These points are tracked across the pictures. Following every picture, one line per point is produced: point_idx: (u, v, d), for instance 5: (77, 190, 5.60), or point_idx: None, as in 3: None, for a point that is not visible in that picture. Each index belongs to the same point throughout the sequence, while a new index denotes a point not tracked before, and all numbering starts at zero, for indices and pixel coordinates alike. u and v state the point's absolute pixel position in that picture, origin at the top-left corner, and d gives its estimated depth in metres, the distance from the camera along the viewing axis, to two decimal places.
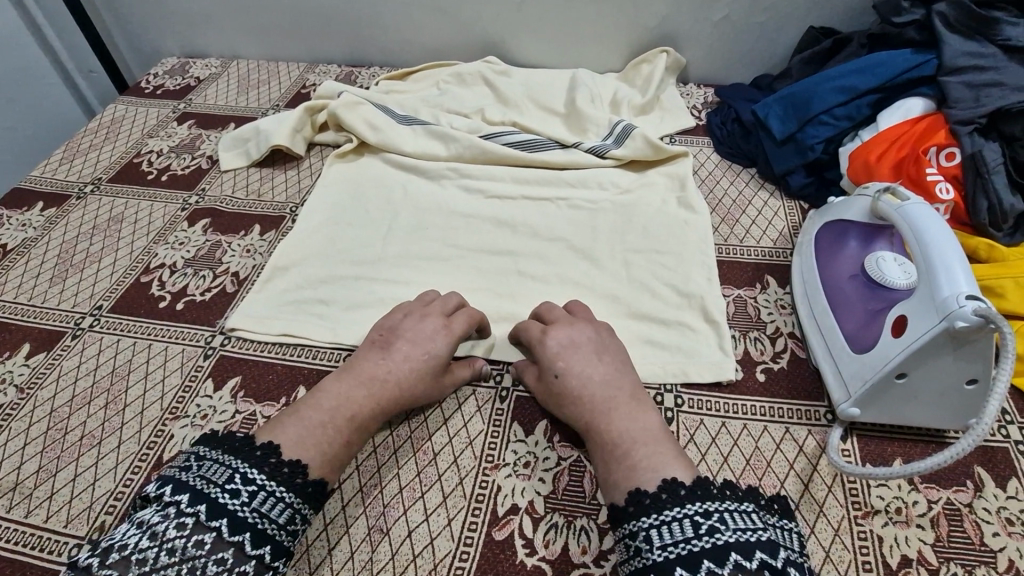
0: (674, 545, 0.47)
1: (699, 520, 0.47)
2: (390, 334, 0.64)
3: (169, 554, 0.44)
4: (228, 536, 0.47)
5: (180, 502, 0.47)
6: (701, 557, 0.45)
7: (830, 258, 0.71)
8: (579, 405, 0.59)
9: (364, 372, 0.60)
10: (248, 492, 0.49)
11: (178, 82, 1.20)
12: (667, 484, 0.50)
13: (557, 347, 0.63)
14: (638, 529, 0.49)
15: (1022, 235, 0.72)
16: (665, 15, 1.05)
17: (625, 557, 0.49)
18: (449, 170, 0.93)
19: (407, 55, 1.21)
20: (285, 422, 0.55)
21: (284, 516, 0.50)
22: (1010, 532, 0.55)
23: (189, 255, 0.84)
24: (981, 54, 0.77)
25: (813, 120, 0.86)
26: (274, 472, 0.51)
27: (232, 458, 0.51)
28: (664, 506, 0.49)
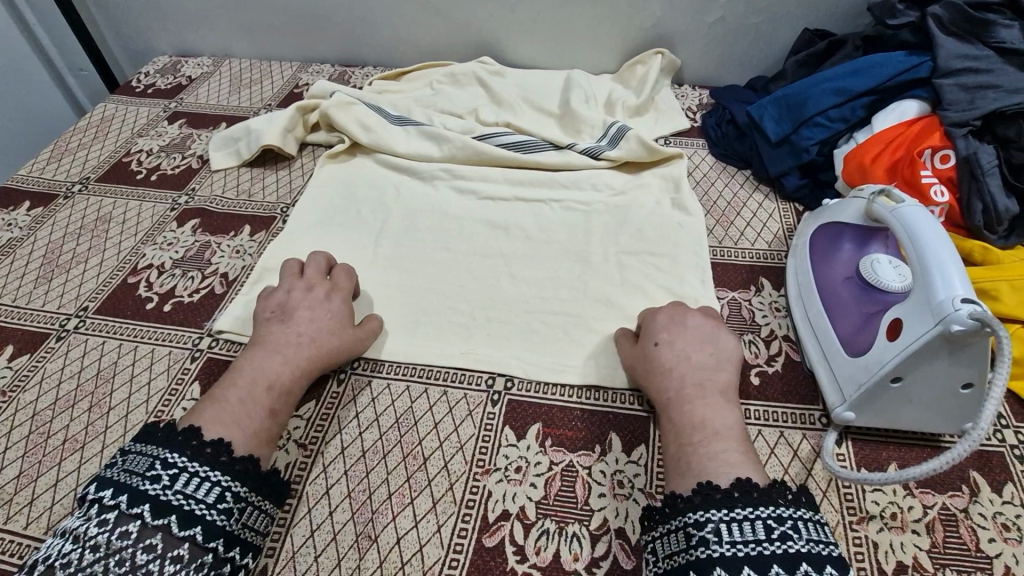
0: (741, 544, 0.45)
1: (771, 524, 0.46)
2: (281, 307, 0.67)
3: (93, 550, 0.45)
4: (153, 522, 0.47)
5: (101, 498, 0.48)
6: (771, 560, 0.44)
7: (824, 261, 0.70)
8: (665, 376, 0.60)
9: (274, 339, 0.64)
10: (169, 476, 0.50)
11: (170, 81, 1.18)
12: (741, 483, 0.49)
13: (664, 322, 0.66)
14: (704, 521, 0.47)
15: (1016, 238, 0.71)
16: (660, 16, 1.05)
17: (679, 547, 0.48)
18: (442, 171, 0.92)
19: (402, 54, 1.20)
20: (206, 409, 0.57)
21: (213, 495, 0.50)
22: (1006, 537, 0.55)
23: (177, 255, 0.83)
24: (976, 56, 0.76)
25: (808, 122, 0.85)
26: (197, 453, 0.52)
27: (151, 447, 0.52)
28: (735, 504, 0.48)
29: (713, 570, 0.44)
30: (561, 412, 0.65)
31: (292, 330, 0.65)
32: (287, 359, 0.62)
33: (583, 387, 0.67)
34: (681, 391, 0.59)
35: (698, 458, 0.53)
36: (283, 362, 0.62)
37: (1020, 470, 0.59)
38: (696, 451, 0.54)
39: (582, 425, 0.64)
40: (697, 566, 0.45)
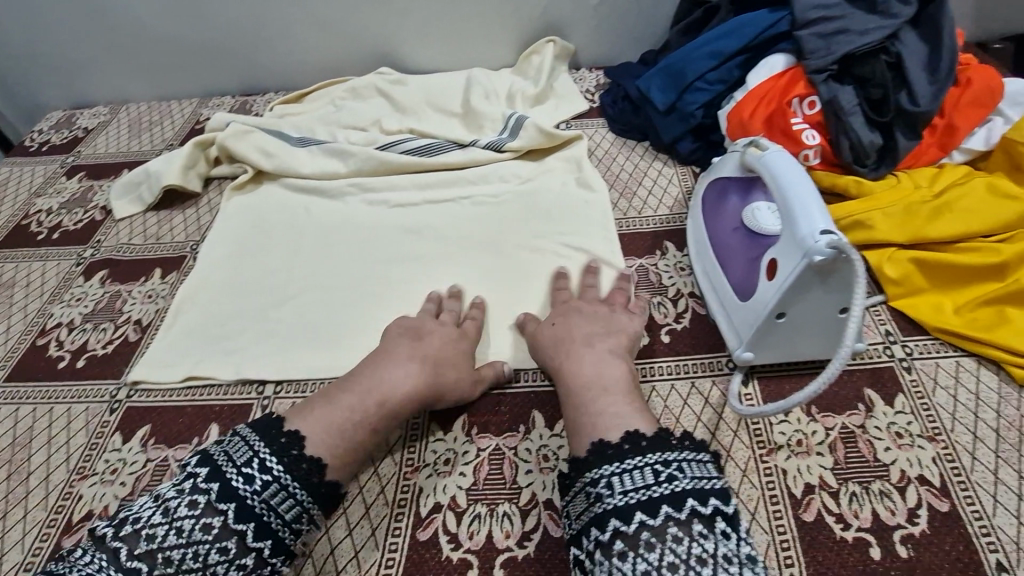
0: (633, 491, 0.49)
1: (657, 469, 0.50)
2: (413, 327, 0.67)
3: (177, 533, 0.48)
4: (233, 524, 0.49)
5: (199, 476, 0.51)
6: (660, 503, 0.48)
7: (716, 216, 0.73)
8: (553, 348, 0.65)
9: (402, 351, 0.62)
10: (262, 482, 0.51)
11: (65, 135, 1.15)
12: (630, 436, 0.52)
13: (562, 309, 0.70)
14: (600, 477, 0.50)
15: (885, 168, 0.78)
16: (545, 5, 1.08)
17: (583, 506, 0.51)
18: (351, 186, 0.93)
19: (302, 75, 1.20)
20: (315, 410, 0.57)
21: (292, 512, 0.51)
22: (901, 444, 0.59)
23: (87, 309, 0.81)
24: (829, 4, 0.81)
25: (690, 87, 0.89)
26: (293, 466, 0.52)
27: (255, 440, 0.53)
28: (625, 457, 0.51)
29: (609, 522, 0.48)
30: (485, 400, 0.66)
31: (420, 349, 0.63)
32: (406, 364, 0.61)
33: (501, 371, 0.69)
34: (565, 360, 0.62)
35: (590, 416, 0.56)
36: (404, 374, 0.60)
37: (908, 380, 0.64)
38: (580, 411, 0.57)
39: (506, 408, 0.66)
40: (597, 520, 0.48)
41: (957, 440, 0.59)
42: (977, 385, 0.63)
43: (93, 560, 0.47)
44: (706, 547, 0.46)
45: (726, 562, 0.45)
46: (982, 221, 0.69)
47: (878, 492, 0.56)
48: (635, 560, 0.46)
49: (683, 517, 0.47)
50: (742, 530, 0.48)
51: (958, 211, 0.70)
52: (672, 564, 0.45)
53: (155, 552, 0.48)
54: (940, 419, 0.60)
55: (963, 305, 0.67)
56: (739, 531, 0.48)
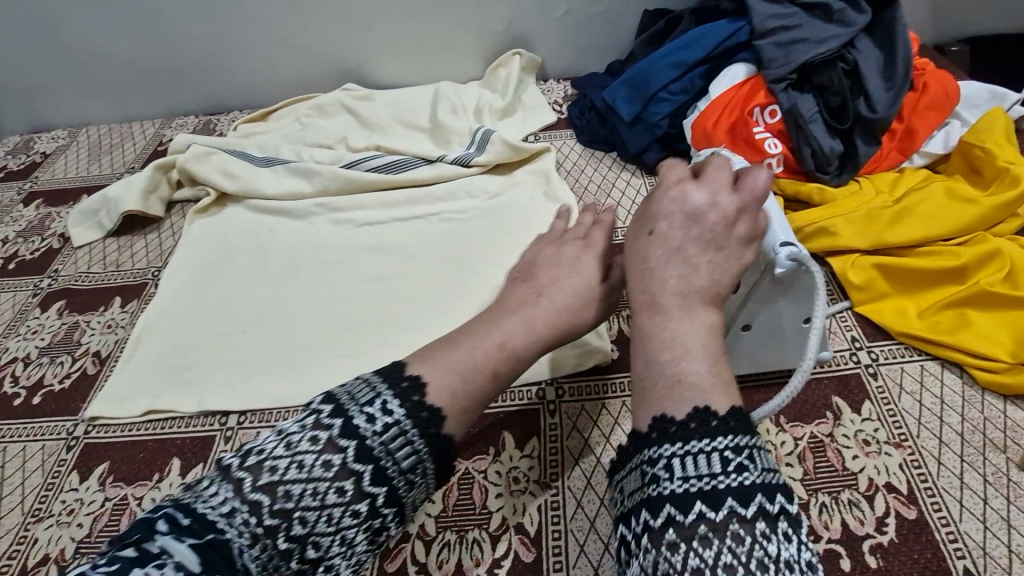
0: (695, 478, 0.41)
1: (728, 455, 0.41)
2: (529, 268, 0.63)
3: (298, 468, 0.42)
4: (352, 464, 0.43)
5: (321, 412, 0.45)
6: (725, 494, 0.40)
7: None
8: (648, 271, 0.54)
9: (512, 300, 0.58)
10: (384, 424, 0.45)
11: (23, 161, 1.12)
12: (699, 413, 0.44)
13: (671, 204, 0.56)
14: (659, 456, 0.43)
15: (847, 173, 0.78)
16: (510, 18, 1.08)
17: (636, 484, 0.44)
18: (317, 206, 0.91)
19: (266, 93, 1.18)
20: (438, 354, 0.51)
21: (409, 461, 0.45)
22: (868, 451, 0.59)
23: (43, 342, 0.78)
24: (786, 14, 0.82)
25: (654, 98, 0.89)
26: (412, 411, 0.46)
27: (376, 379, 0.47)
28: (691, 436, 0.43)
29: (662, 508, 0.41)
30: None
31: (535, 286, 0.60)
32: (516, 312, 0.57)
33: None
34: (658, 296, 0.52)
35: (665, 380, 0.47)
36: (521, 321, 0.56)
37: (874, 386, 0.64)
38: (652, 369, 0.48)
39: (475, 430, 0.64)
40: (648, 503, 0.41)
41: (924, 445, 0.59)
42: (942, 388, 0.63)
43: (219, 491, 0.42)
44: (769, 551, 0.38)
45: (789, 569, 0.38)
46: (942, 225, 0.70)
47: (847, 501, 0.56)
48: (686, 554, 0.39)
49: (749, 515, 0.39)
50: (806, 534, 0.40)
51: (918, 215, 0.71)
52: (730, 567, 0.38)
53: (277, 485, 0.42)
54: (906, 424, 0.61)
55: (926, 309, 0.67)
56: (803, 536, 0.40)
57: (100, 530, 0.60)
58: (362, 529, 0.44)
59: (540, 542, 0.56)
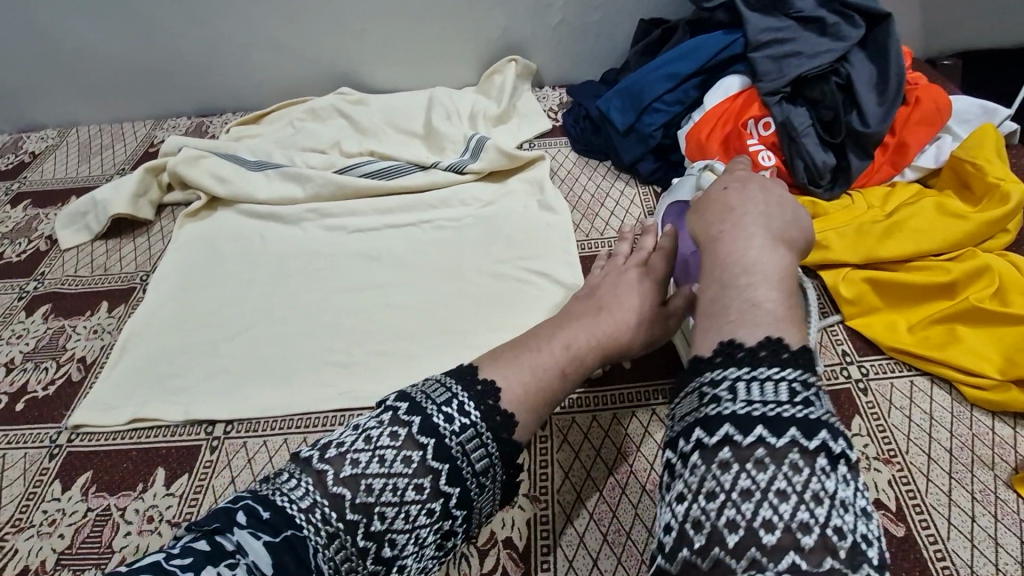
0: (759, 403, 0.39)
1: (795, 386, 0.39)
2: (591, 286, 0.64)
3: (379, 463, 0.42)
4: (429, 462, 0.43)
5: (398, 409, 0.44)
6: (788, 423, 0.38)
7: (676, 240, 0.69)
8: (722, 214, 0.54)
9: (573, 312, 0.58)
10: (460, 424, 0.45)
11: (11, 160, 1.11)
12: (769, 342, 0.42)
13: (742, 175, 0.59)
14: (722, 379, 0.41)
15: (839, 187, 0.78)
16: (505, 25, 1.08)
17: (692, 407, 0.42)
18: (309, 212, 0.91)
19: (259, 97, 1.17)
20: (508, 352, 0.52)
21: (482, 463, 0.45)
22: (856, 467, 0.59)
23: (28, 347, 0.77)
24: (780, 27, 0.82)
25: (648, 109, 0.89)
26: (488, 414, 0.46)
27: (450, 381, 0.47)
28: (758, 363, 0.41)
29: (720, 426, 0.39)
30: None
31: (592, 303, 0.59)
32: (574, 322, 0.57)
33: None
34: (739, 227, 0.51)
35: (738, 304, 0.45)
36: (584, 329, 0.55)
37: (864, 402, 0.64)
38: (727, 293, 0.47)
39: None
40: (704, 423, 0.39)
41: (913, 462, 0.59)
42: (931, 404, 0.63)
43: (300, 484, 0.42)
44: (825, 486, 0.36)
45: (844, 508, 0.36)
46: (933, 240, 0.70)
47: None
48: (739, 472, 0.37)
49: (811, 448, 0.37)
50: (862, 481, 0.38)
51: (910, 229, 0.71)
52: (781, 493, 0.36)
53: (358, 479, 0.42)
54: (896, 440, 0.61)
55: (916, 323, 0.68)
56: (861, 485, 0.38)
57: (82, 541, 0.59)
58: (434, 530, 0.43)
59: (529, 557, 0.56)
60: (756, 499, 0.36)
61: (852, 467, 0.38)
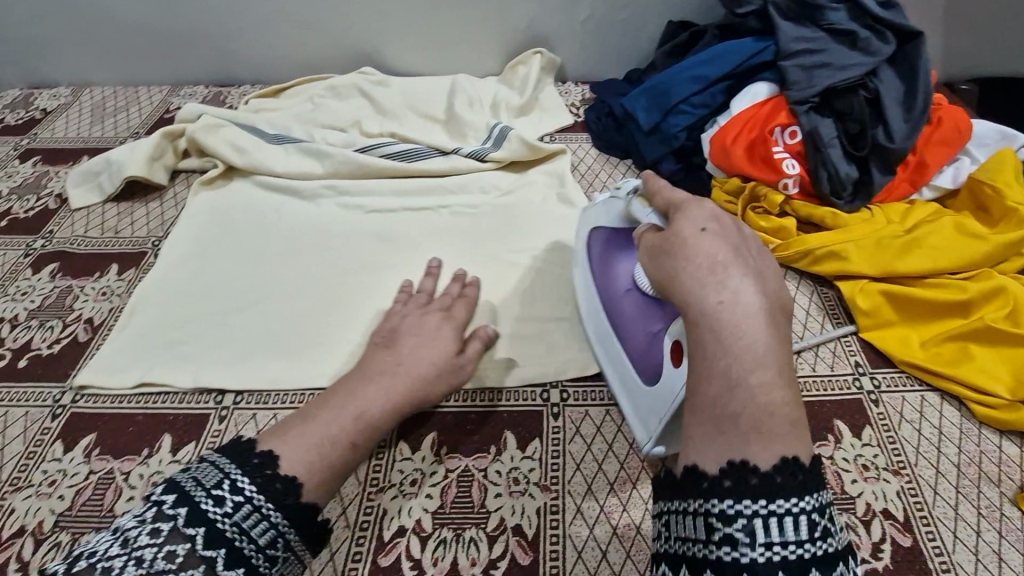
0: (779, 546, 0.38)
1: (814, 520, 0.39)
2: (393, 332, 0.66)
3: (136, 563, 0.43)
4: (201, 550, 0.44)
5: (164, 502, 0.46)
6: (808, 565, 0.38)
7: (615, 278, 0.67)
8: (710, 278, 0.44)
9: (373, 367, 0.60)
10: (232, 504, 0.47)
11: (21, 116, 1.09)
12: (788, 465, 0.40)
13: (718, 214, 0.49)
14: (740, 516, 0.39)
15: (860, 201, 0.78)
16: (533, 17, 1.07)
17: (700, 537, 0.40)
18: (326, 188, 0.90)
19: (278, 70, 1.16)
20: (294, 428, 0.53)
21: (266, 537, 0.47)
22: (866, 477, 0.60)
23: (33, 305, 0.76)
24: (811, 37, 0.82)
25: (674, 110, 0.89)
26: (265, 486, 0.49)
27: (223, 461, 0.49)
28: (776, 494, 0.39)
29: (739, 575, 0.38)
30: (455, 420, 0.64)
31: (393, 357, 0.61)
32: (369, 382, 0.58)
33: (475, 390, 0.67)
34: (741, 304, 0.42)
35: (753, 415, 0.41)
36: (377, 392, 0.57)
37: (875, 413, 0.64)
38: (734, 396, 0.41)
39: (477, 429, 0.64)
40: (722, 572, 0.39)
41: (921, 474, 0.60)
42: (940, 420, 0.64)
43: None
44: None
45: None
46: (949, 259, 0.71)
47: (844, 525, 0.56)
48: None
49: None
50: None
51: (928, 247, 0.72)
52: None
53: None
54: (905, 453, 0.61)
55: (929, 339, 0.68)
56: None
57: (83, 504, 0.58)
58: None
59: (538, 545, 0.55)
60: None
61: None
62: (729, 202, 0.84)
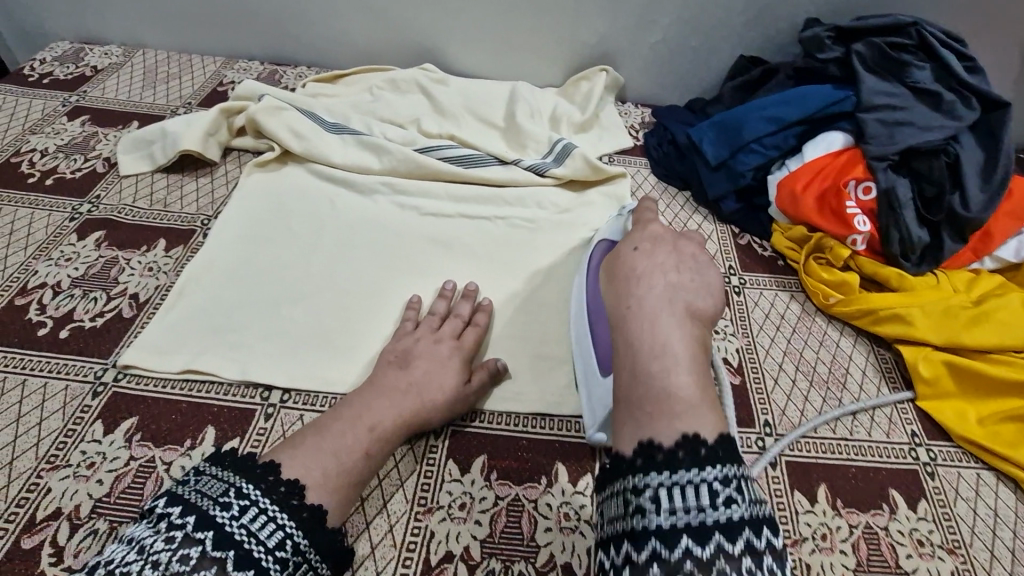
0: (682, 512, 0.40)
1: (717, 487, 0.40)
2: (405, 353, 0.65)
3: (152, 567, 0.41)
4: (212, 552, 0.43)
5: (171, 514, 0.45)
6: (712, 529, 0.39)
7: (596, 277, 0.69)
8: (632, 281, 0.56)
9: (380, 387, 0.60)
10: (239, 508, 0.46)
11: (71, 71, 1.06)
12: (686, 441, 0.42)
13: (651, 235, 0.62)
14: (642, 486, 0.42)
15: (927, 266, 0.77)
16: (604, 33, 1.06)
17: (621, 514, 0.43)
18: (383, 185, 0.88)
19: (337, 55, 1.13)
20: (306, 440, 0.54)
21: (275, 539, 0.46)
22: (921, 552, 0.58)
23: (77, 273, 0.73)
24: (894, 93, 0.82)
25: (745, 148, 0.88)
26: (272, 491, 0.48)
27: (227, 473, 0.49)
28: (678, 466, 0.41)
29: (648, 541, 0.40)
30: (507, 444, 0.63)
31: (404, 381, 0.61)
32: (386, 397, 0.59)
33: (528, 415, 0.66)
34: (644, 307, 0.52)
35: (654, 393, 0.46)
36: (389, 406, 0.58)
37: (931, 486, 0.63)
38: (633, 381, 0.48)
39: (528, 455, 0.62)
40: (633, 537, 0.40)
41: (976, 556, 0.58)
42: (995, 501, 0.63)
43: None
44: None
45: None
46: (1017, 336, 0.69)
47: None
48: None
49: (736, 552, 0.38)
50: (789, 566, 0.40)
51: (995, 322, 0.70)
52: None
53: None
54: (960, 532, 0.60)
55: (987, 416, 0.67)
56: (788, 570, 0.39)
57: (122, 492, 0.56)
58: None
59: None
60: None
61: (778, 557, 0.39)
62: (792, 250, 0.83)
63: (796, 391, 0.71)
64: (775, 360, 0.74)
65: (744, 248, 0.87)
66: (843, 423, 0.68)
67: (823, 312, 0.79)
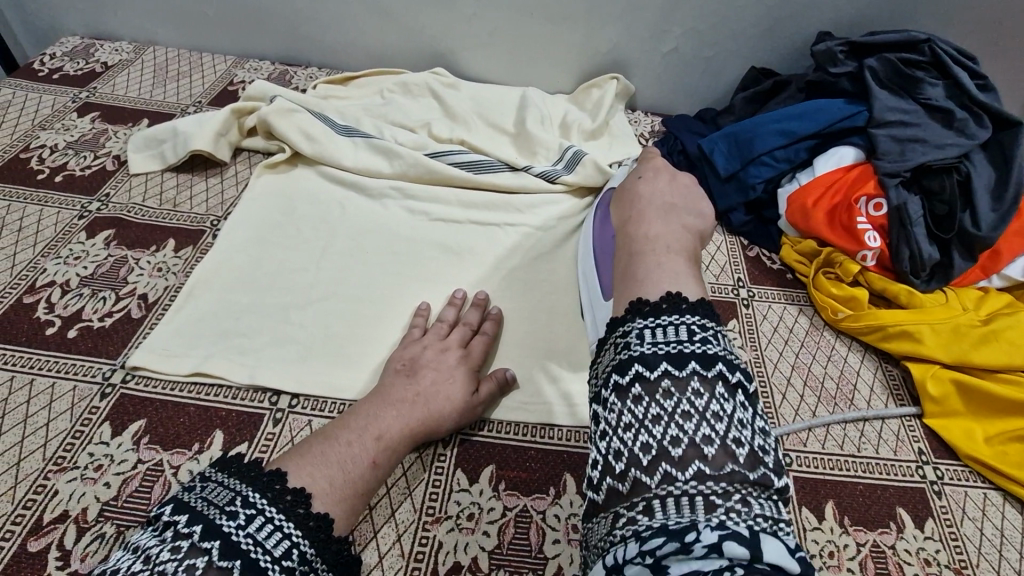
0: (664, 344, 0.46)
1: (693, 329, 0.46)
2: (413, 362, 0.64)
3: None
4: (218, 562, 0.41)
5: (177, 522, 0.43)
6: (689, 357, 0.44)
7: (601, 219, 0.77)
8: (636, 199, 0.69)
9: (389, 393, 0.60)
10: (245, 517, 0.44)
11: (81, 67, 1.06)
12: (670, 297, 0.49)
13: (655, 168, 0.74)
14: (631, 329, 0.48)
15: (936, 283, 0.78)
16: (616, 42, 1.06)
17: (612, 357, 0.48)
18: (393, 189, 0.88)
19: (348, 56, 1.13)
20: (313, 447, 0.53)
21: (281, 549, 0.44)
22: (928, 572, 0.58)
23: (86, 272, 0.73)
24: (907, 110, 0.82)
25: (756, 160, 0.88)
26: (278, 499, 0.47)
27: (233, 480, 0.47)
28: (661, 313, 0.48)
29: (633, 366, 0.45)
30: (515, 454, 0.63)
31: (413, 390, 0.61)
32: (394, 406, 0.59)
33: (536, 425, 0.65)
34: (643, 215, 0.65)
35: (647, 266, 0.56)
36: (397, 416, 0.58)
37: (939, 506, 0.63)
38: (644, 263, 0.57)
39: (537, 466, 0.62)
40: (622, 365, 0.46)
41: None
42: (1003, 521, 0.63)
43: None
44: (722, 406, 0.42)
45: (738, 424, 0.42)
46: None
47: None
48: (649, 403, 0.43)
49: (709, 376, 0.44)
50: (758, 405, 0.45)
51: (1004, 341, 0.70)
52: (686, 414, 0.42)
53: None
54: (967, 552, 0.60)
55: (994, 435, 0.67)
56: (756, 406, 0.44)
57: (130, 495, 0.56)
58: None
59: None
60: (665, 421, 0.42)
61: (748, 392, 0.44)
62: (801, 263, 0.84)
63: (804, 406, 0.71)
64: (783, 374, 0.74)
65: (753, 260, 0.87)
66: (850, 439, 0.68)
67: (831, 326, 0.79)
